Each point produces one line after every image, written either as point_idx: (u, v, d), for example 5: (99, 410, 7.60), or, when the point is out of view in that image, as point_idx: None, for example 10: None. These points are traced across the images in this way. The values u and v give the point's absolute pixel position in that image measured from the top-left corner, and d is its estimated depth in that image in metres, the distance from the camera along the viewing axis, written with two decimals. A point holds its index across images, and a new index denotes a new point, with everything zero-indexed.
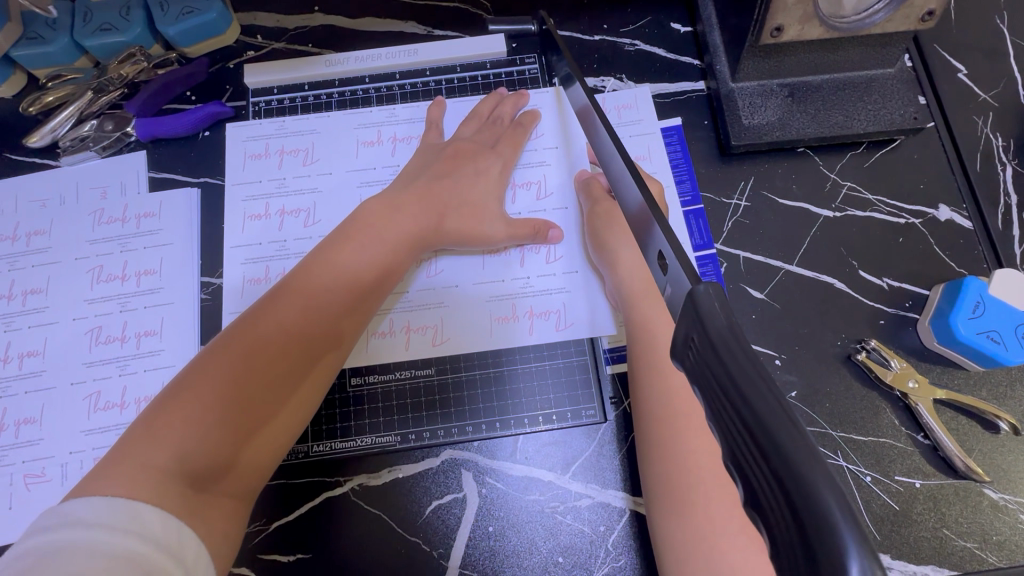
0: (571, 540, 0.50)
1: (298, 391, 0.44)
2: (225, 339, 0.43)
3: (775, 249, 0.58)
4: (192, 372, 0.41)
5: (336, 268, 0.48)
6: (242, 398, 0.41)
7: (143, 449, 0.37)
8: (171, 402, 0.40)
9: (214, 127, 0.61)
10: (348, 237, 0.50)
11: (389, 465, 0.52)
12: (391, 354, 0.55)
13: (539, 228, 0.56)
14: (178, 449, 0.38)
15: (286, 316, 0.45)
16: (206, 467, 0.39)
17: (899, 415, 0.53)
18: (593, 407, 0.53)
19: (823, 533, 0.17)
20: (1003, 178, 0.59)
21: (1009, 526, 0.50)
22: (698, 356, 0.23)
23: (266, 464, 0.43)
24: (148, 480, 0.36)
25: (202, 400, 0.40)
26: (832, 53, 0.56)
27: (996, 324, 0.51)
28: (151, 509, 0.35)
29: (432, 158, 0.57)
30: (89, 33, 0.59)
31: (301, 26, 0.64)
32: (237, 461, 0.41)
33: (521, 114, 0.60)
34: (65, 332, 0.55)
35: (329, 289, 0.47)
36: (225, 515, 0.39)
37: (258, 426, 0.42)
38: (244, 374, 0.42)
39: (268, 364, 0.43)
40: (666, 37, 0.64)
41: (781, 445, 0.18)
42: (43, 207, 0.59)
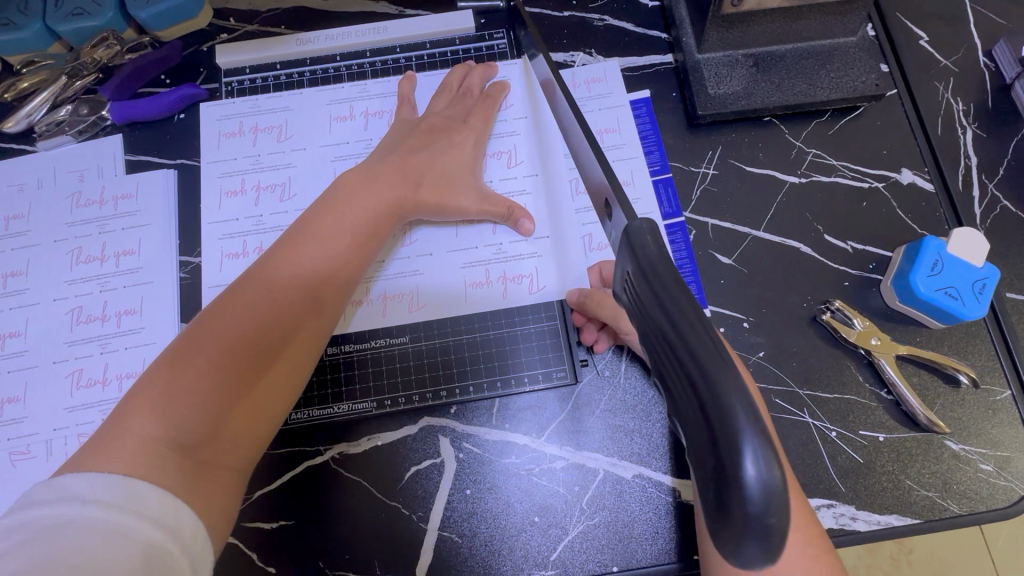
0: (547, 500, 0.51)
1: (291, 361, 0.45)
2: (211, 313, 0.43)
3: (742, 216, 0.59)
4: (182, 344, 0.41)
5: (320, 239, 0.48)
6: (235, 368, 0.41)
7: (139, 423, 0.37)
8: (162, 375, 0.40)
9: (189, 110, 0.62)
10: (331, 208, 0.50)
11: (367, 432, 0.53)
12: (369, 320, 0.56)
13: (512, 210, 0.56)
14: (174, 420, 0.38)
15: (274, 286, 0.45)
16: (203, 437, 0.39)
17: (863, 371, 0.55)
18: (564, 368, 0.55)
19: (730, 437, 0.19)
20: (964, 141, 0.61)
21: (969, 475, 0.52)
22: (635, 288, 0.25)
23: (262, 434, 0.43)
24: (144, 452, 0.36)
25: (195, 371, 0.40)
26: (795, 22, 0.57)
27: (954, 281, 0.53)
28: (146, 483, 0.35)
29: (407, 134, 0.57)
30: (61, 18, 0.60)
31: (273, 9, 0.65)
32: (234, 430, 0.41)
33: (490, 85, 0.61)
34: (46, 313, 0.56)
35: (313, 262, 0.47)
36: (221, 490, 0.39)
37: (254, 394, 0.42)
38: (236, 344, 0.42)
39: (259, 333, 0.43)
40: (634, 11, 0.65)
41: (704, 366, 0.20)
42: (21, 191, 0.59)
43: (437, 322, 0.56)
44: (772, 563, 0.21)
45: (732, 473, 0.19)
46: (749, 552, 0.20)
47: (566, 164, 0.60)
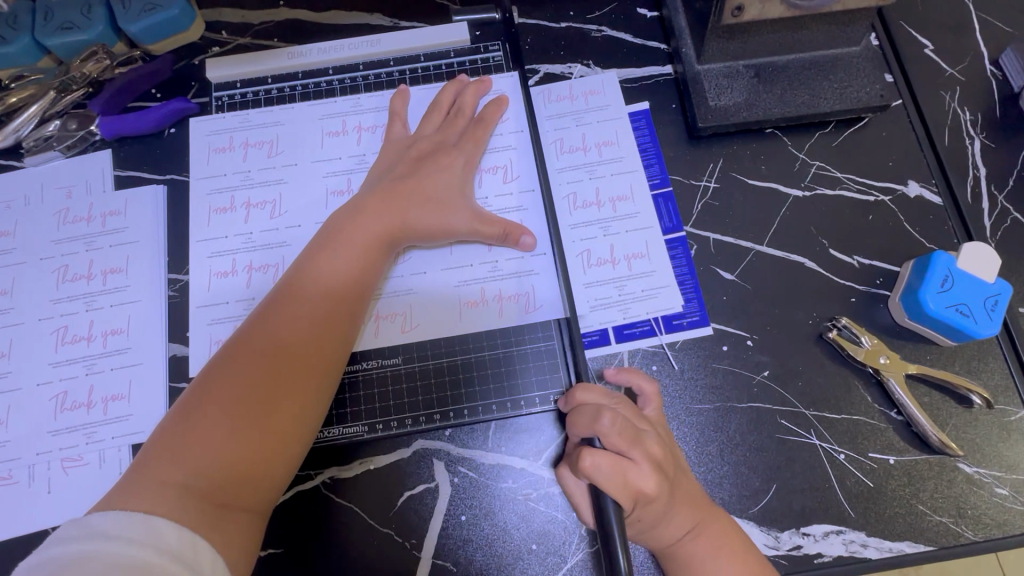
0: (545, 527, 0.50)
1: (302, 395, 0.44)
2: (225, 358, 0.45)
3: (745, 230, 0.58)
4: (199, 390, 0.43)
5: (320, 276, 0.49)
6: (244, 408, 0.42)
7: (161, 470, 0.39)
8: (179, 425, 0.41)
9: (179, 124, 0.61)
10: (328, 245, 0.50)
11: (359, 455, 0.52)
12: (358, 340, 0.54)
13: (510, 231, 0.54)
14: (189, 465, 0.39)
15: (277, 327, 0.46)
16: (218, 480, 0.39)
17: (871, 391, 0.53)
18: (560, 390, 0.53)
19: None
20: (972, 152, 0.59)
21: (984, 499, 0.50)
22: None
23: (282, 472, 0.43)
24: (163, 496, 0.38)
25: (208, 418, 0.41)
26: (796, 32, 0.56)
27: (964, 297, 0.51)
28: (165, 522, 0.36)
29: (396, 161, 0.56)
30: (50, 32, 0.59)
31: (266, 22, 0.64)
32: (250, 470, 0.41)
33: (483, 108, 0.60)
34: (30, 333, 0.55)
35: (314, 298, 0.48)
36: (238, 532, 0.40)
37: (265, 434, 0.42)
38: (243, 387, 0.43)
39: (265, 374, 0.43)
40: (633, 22, 0.64)
41: None
42: (7, 209, 0.58)
43: (430, 343, 0.54)
44: None
45: None
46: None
47: (563, 181, 0.59)
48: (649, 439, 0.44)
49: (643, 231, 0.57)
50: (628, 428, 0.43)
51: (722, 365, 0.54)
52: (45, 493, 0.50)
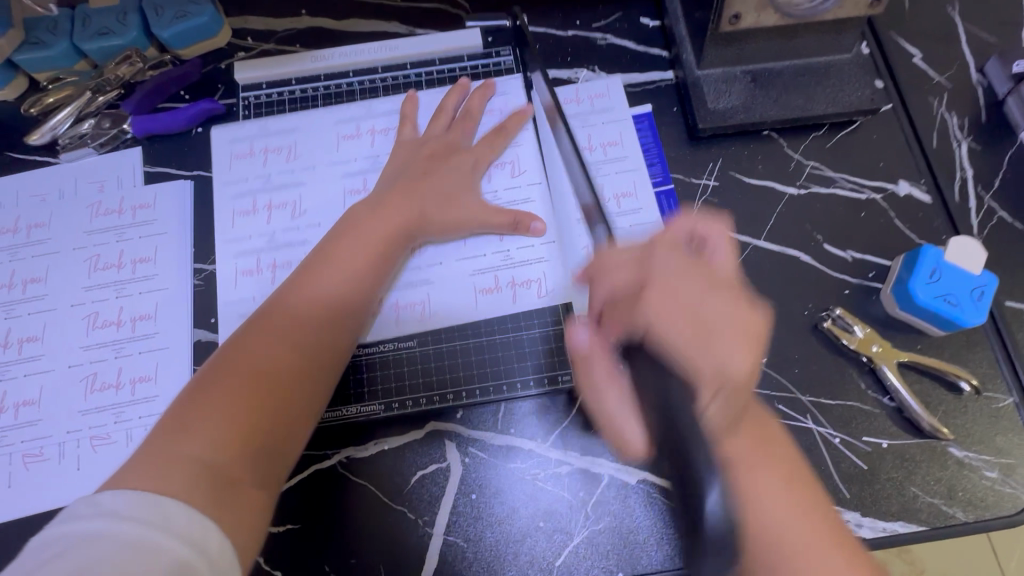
0: (552, 505, 0.52)
1: (314, 382, 0.47)
2: (243, 339, 0.46)
3: (743, 226, 0.61)
4: (215, 369, 0.44)
5: (337, 268, 0.51)
6: (261, 388, 0.44)
7: (177, 443, 0.40)
8: (197, 402, 0.43)
9: (207, 124, 0.64)
10: (346, 238, 0.53)
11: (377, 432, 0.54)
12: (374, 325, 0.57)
13: (520, 220, 0.58)
14: (208, 441, 0.41)
15: (295, 313, 0.48)
16: (232, 456, 0.41)
17: (864, 378, 0.55)
18: (568, 372, 0.55)
19: None
20: (959, 154, 0.62)
21: (974, 482, 0.52)
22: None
23: (290, 452, 0.45)
24: (179, 473, 0.39)
25: (226, 397, 0.43)
26: (790, 39, 0.59)
27: (952, 288, 0.53)
28: (179, 502, 0.37)
29: (411, 159, 0.59)
30: (88, 37, 0.63)
31: (289, 28, 0.68)
32: (264, 449, 0.43)
33: (492, 112, 0.63)
34: (63, 318, 0.57)
35: (331, 289, 0.50)
36: (250, 509, 0.41)
37: (281, 414, 0.44)
38: (262, 368, 0.45)
39: (283, 358, 0.46)
40: (636, 31, 0.68)
41: None
42: (43, 202, 0.61)
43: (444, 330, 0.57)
44: None
45: None
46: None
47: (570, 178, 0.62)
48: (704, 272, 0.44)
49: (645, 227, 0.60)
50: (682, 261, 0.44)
51: None
52: (75, 469, 0.53)
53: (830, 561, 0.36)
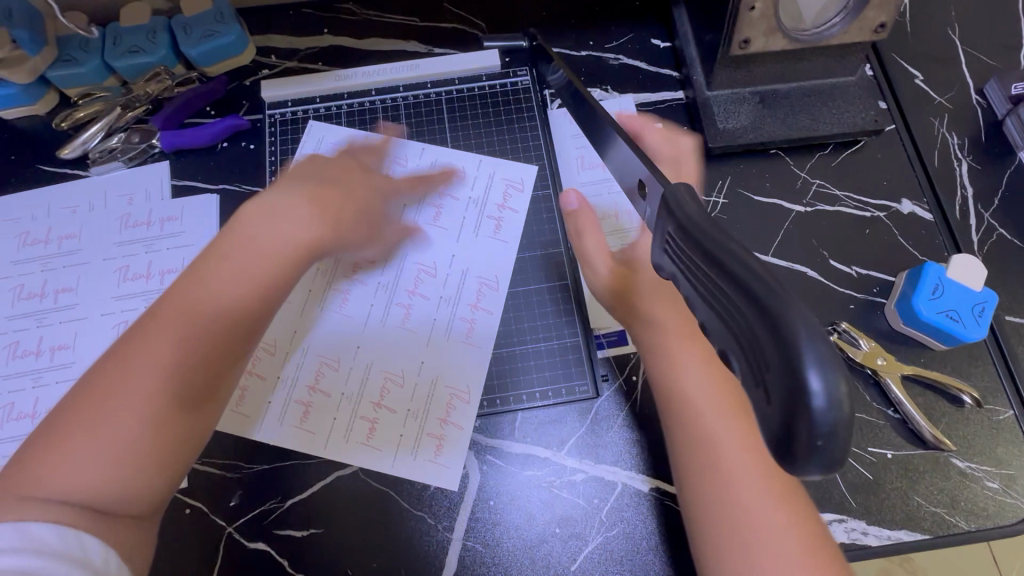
0: (568, 511, 0.54)
1: (208, 403, 0.42)
2: (117, 353, 0.40)
3: (750, 242, 0.63)
4: (90, 386, 0.39)
5: (222, 273, 0.43)
6: (139, 411, 0.39)
7: (38, 471, 0.37)
8: (59, 432, 0.38)
9: (232, 139, 0.66)
10: (247, 240, 0.44)
11: (387, 439, 0.55)
12: (365, 330, 0.59)
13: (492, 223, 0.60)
14: (57, 475, 0.36)
15: (160, 327, 0.41)
16: (98, 490, 0.37)
17: (869, 390, 0.57)
18: (585, 382, 0.57)
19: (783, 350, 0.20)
20: (959, 174, 0.64)
21: (975, 492, 0.54)
22: (678, 247, 0.26)
23: (172, 476, 0.41)
24: (52, 506, 0.36)
25: (87, 425, 0.38)
26: (797, 63, 0.61)
27: (955, 304, 0.55)
28: (51, 526, 0.35)
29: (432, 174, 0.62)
30: (118, 55, 0.65)
31: (312, 47, 0.70)
32: (139, 482, 0.39)
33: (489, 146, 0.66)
34: (93, 327, 0.59)
35: (230, 294, 0.42)
36: (135, 530, 0.39)
37: (170, 447, 0.40)
38: (141, 387, 0.39)
39: (161, 383, 0.39)
40: (646, 51, 0.70)
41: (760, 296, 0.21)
42: (73, 214, 0.63)
43: (456, 329, 0.58)
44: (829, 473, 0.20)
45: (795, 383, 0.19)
46: (811, 475, 0.20)
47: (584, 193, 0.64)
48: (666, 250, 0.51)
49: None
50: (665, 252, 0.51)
51: None
52: None
53: (751, 480, 0.42)
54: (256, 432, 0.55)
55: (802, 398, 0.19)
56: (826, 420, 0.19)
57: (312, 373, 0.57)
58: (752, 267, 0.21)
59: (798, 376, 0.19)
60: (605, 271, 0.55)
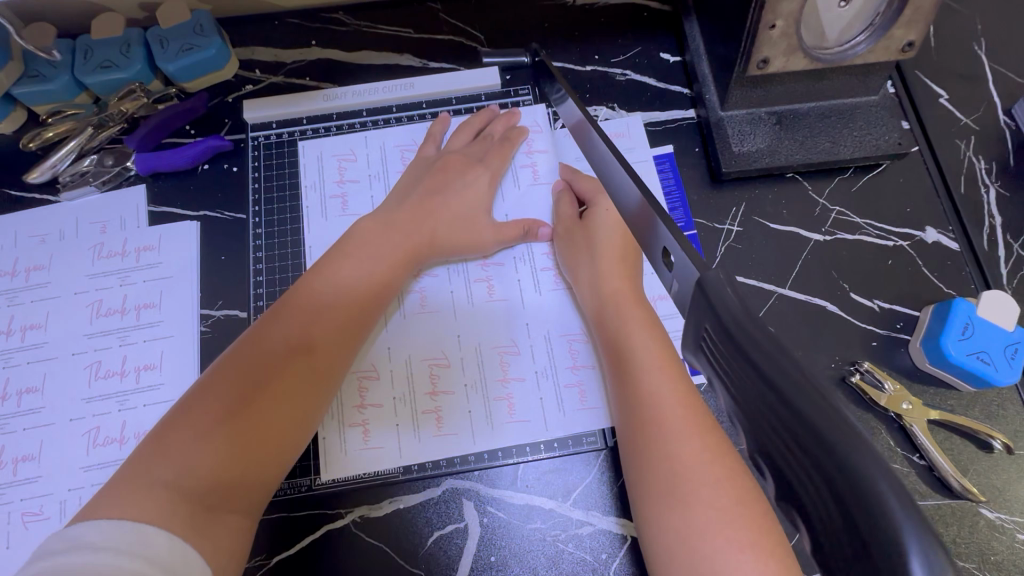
0: (573, 569, 0.50)
1: (307, 396, 0.46)
2: (230, 357, 0.45)
3: (767, 272, 0.59)
4: (201, 388, 0.43)
5: (329, 283, 0.50)
6: (240, 404, 0.43)
7: (156, 463, 0.39)
8: (183, 422, 0.41)
9: (214, 161, 0.62)
10: (345, 255, 0.52)
11: (530, 409, 0.54)
12: (458, 318, 0.57)
13: (528, 228, 0.58)
14: (178, 464, 0.39)
15: (267, 332, 0.46)
16: (210, 481, 0.40)
17: (894, 435, 0.54)
18: (593, 433, 0.53)
19: (875, 526, 0.16)
20: (986, 200, 0.61)
21: (1006, 545, 0.51)
22: (717, 355, 0.21)
23: (274, 473, 0.44)
24: (157, 494, 0.38)
25: (202, 419, 0.41)
26: (818, 82, 0.57)
27: (985, 345, 0.52)
28: (156, 530, 0.36)
29: (422, 175, 0.59)
30: (90, 71, 0.60)
31: (299, 61, 0.65)
32: (245, 474, 0.42)
33: (512, 130, 0.62)
34: (64, 368, 0.55)
35: (329, 302, 0.49)
36: (231, 532, 0.40)
37: (281, 430, 0.44)
38: (243, 384, 0.43)
39: (265, 378, 0.44)
40: (656, 66, 0.66)
41: (831, 445, 0.17)
42: (43, 243, 0.59)
43: (545, 280, 0.58)
44: None
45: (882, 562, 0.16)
46: None
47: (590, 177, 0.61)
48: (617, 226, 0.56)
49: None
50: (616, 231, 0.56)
51: None
52: None
53: (686, 445, 0.40)
54: (344, 460, 0.53)
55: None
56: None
57: (412, 378, 0.55)
58: (807, 391, 0.18)
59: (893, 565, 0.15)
60: (575, 271, 0.56)
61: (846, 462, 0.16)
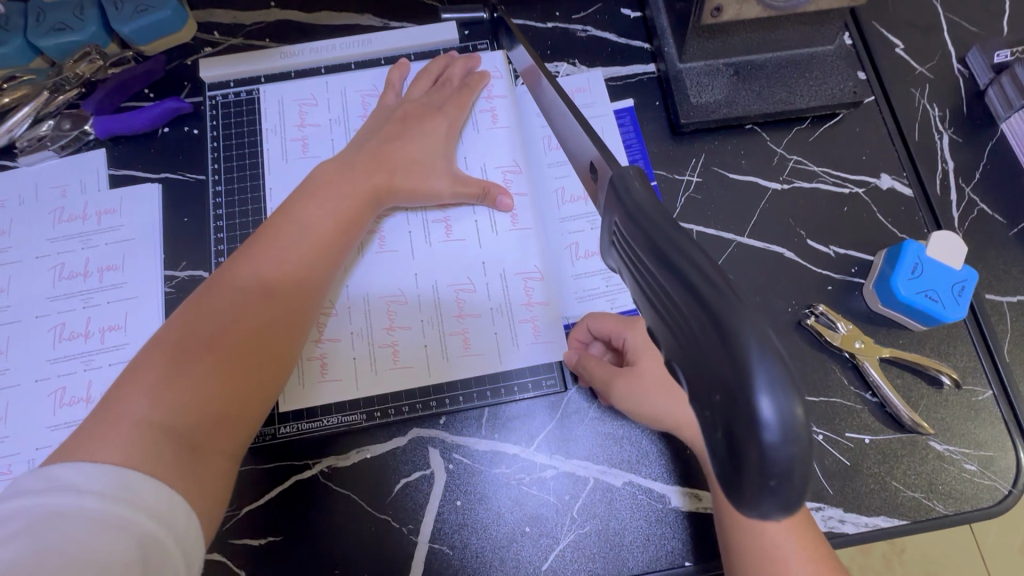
0: (536, 509, 0.51)
1: (285, 338, 0.46)
2: (199, 302, 0.44)
3: (726, 222, 0.60)
4: (172, 332, 0.43)
5: (299, 225, 0.49)
6: (219, 346, 0.42)
7: (133, 406, 0.39)
8: (165, 362, 0.41)
9: (174, 123, 0.62)
10: (312, 195, 0.51)
11: (485, 343, 0.55)
12: (416, 259, 0.57)
13: (488, 189, 0.57)
14: (164, 404, 0.39)
15: (238, 275, 0.46)
16: (194, 423, 0.40)
17: (847, 374, 0.55)
18: (553, 377, 0.54)
19: (742, 377, 0.17)
20: (940, 146, 0.62)
21: (954, 475, 0.53)
22: (625, 244, 0.23)
23: (257, 413, 0.44)
24: (138, 435, 0.37)
25: (180, 361, 0.41)
26: (772, 31, 0.57)
27: (933, 283, 0.53)
28: (140, 473, 0.36)
29: (384, 123, 0.58)
30: (43, 33, 0.59)
31: (257, 22, 0.65)
32: (230, 414, 0.42)
33: (471, 75, 0.62)
34: (28, 331, 0.55)
35: (299, 246, 0.49)
36: (218, 475, 0.41)
37: (263, 371, 0.44)
38: (219, 326, 0.43)
39: (241, 320, 0.44)
40: (617, 22, 0.66)
41: (712, 305, 0.18)
42: (2, 209, 0.59)
43: (501, 221, 0.58)
44: (789, 516, 0.18)
45: (742, 406, 0.17)
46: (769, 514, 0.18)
47: (539, 123, 0.62)
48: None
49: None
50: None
51: None
52: None
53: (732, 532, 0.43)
54: (303, 395, 0.53)
55: (755, 426, 0.17)
56: (779, 457, 0.17)
57: (369, 316, 0.55)
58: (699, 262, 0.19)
59: (747, 400, 0.17)
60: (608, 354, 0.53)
61: (723, 322, 0.18)
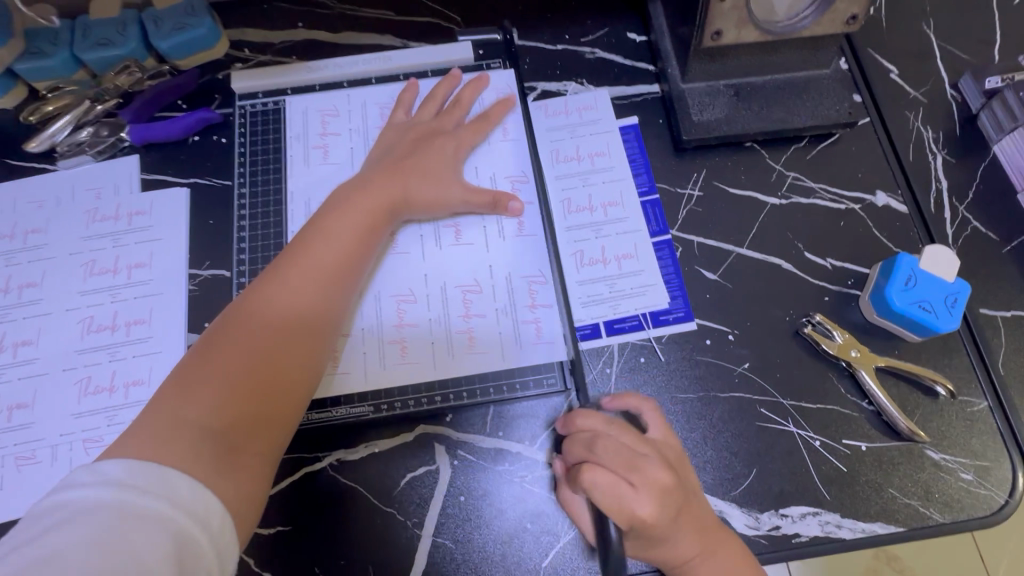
0: (539, 507, 0.53)
1: (313, 347, 0.49)
2: (235, 314, 0.48)
3: (726, 234, 0.62)
4: (210, 343, 0.46)
5: (325, 241, 0.52)
6: (253, 355, 0.45)
7: (176, 411, 0.42)
8: (205, 371, 0.44)
9: (203, 133, 0.66)
10: (337, 207, 0.55)
11: (489, 342, 0.57)
12: (427, 261, 0.60)
13: (499, 199, 0.59)
14: (204, 408, 0.42)
15: (270, 291, 0.49)
16: (231, 425, 0.43)
17: (844, 382, 0.57)
18: (553, 375, 0.56)
19: None
20: (934, 166, 0.65)
21: (950, 483, 0.54)
22: None
23: (289, 418, 0.47)
24: (178, 438, 0.40)
25: (218, 369, 0.44)
26: (770, 55, 0.61)
27: (928, 294, 0.55)
28: (180, 472, 0.38)
29: (398, 139, 0.61)
30: (87, 47, 0.63)
31: (286, 40, 0.69)
32: (262, 418, 0.45)
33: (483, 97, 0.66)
34: (59, 323, 0.58)
35: (325, 260, 0.51)
36: (253, 475, 0.43)
37: (293, 378, 0.47)
38: (253, 337, 0.46)
39: (273, 331, 0.47)
40: (623, 46, 0.70)
41: None
42: (40, 208, 0.62)
43: (509, 227, 0.61)
44: None
45: None
46: None
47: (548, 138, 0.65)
48: (649, 466, 0.45)
49: (617, 183, 0.63)
50: (625, 454, 0.45)
51: (706, 358, 0.57)
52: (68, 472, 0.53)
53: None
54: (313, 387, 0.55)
55: None
56: None
57: (380, 314, 0.58)
58: None
59: None
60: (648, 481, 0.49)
61: None
